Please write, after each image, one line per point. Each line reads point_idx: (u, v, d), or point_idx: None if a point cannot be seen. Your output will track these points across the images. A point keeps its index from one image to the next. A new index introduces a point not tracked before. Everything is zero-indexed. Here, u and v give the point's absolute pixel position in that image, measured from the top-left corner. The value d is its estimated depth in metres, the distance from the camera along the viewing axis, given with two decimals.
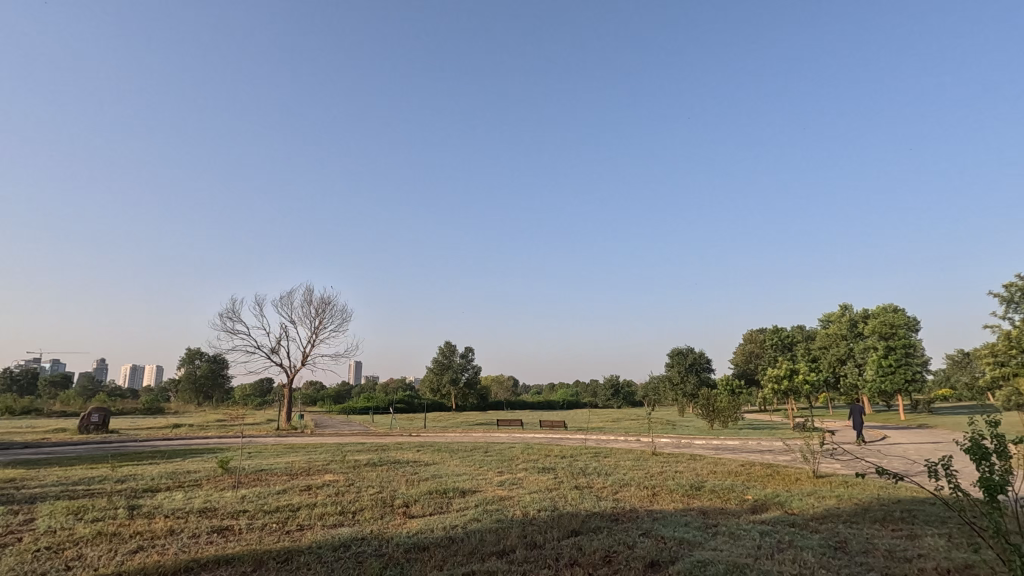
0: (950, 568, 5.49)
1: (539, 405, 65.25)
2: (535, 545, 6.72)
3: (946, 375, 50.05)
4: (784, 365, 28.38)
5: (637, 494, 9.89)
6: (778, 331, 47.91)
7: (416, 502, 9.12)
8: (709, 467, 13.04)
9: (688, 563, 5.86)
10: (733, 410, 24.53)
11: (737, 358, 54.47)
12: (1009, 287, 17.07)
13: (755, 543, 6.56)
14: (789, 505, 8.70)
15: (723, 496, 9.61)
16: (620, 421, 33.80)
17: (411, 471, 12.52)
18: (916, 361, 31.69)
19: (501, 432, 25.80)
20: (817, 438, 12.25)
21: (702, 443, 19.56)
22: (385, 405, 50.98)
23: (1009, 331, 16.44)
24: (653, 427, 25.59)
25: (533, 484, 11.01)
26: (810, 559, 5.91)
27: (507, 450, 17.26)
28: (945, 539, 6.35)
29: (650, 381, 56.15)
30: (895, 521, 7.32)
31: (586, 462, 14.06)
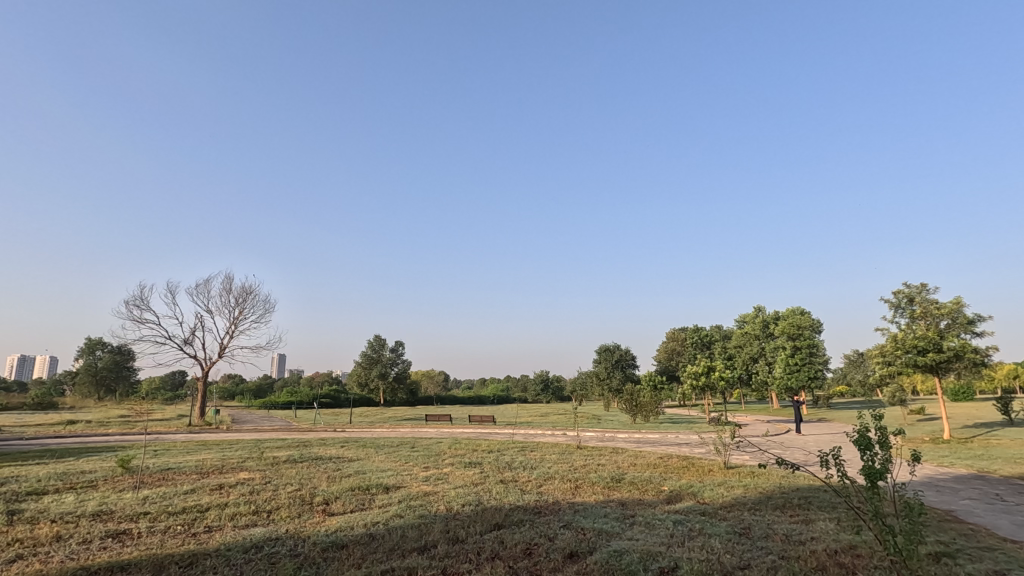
0: (836, 548, 6.00)
1: (470, 400, 65.36)
2: (457, 540, 6.71)
3: (843, 373, 54.70)
4: (702, 362, 29.94)
5: (560, 487, 10.13)
6: (698, 330, 50.62)
7: (337, 500, 8.84)
8: (630, 460, 13.52)
9: (605, 553, 6.04)
10: (654, 405, 25.56)
11: (660, 355, 56.99)
12: (897, 294, 18.77)
13: (668, 532, 6.88)
14: (700, 495, 9.21)
15: (642, 488, 10.00)
16: (549, 416, 34.53)
17: (334, 468, 12.14)
18: (817, 360, 34.31)
19: (428, 427, 25.48)
20: (728, 431, 12.98)
21: (624, 436, 20.32)
22: (309, 400, 49.22)
23: (895, 334, 18.12)
24: (580, 422, 26.32)
25: (459, 479, 10.99)
26: (717, 545, 6.26)
27: (434, 445, 17.15)
28: (834, 522, 6.94)
29: (579, 377, 57.47)
30: (793, 508, 7.91)
31: (512, 457, 14.21)
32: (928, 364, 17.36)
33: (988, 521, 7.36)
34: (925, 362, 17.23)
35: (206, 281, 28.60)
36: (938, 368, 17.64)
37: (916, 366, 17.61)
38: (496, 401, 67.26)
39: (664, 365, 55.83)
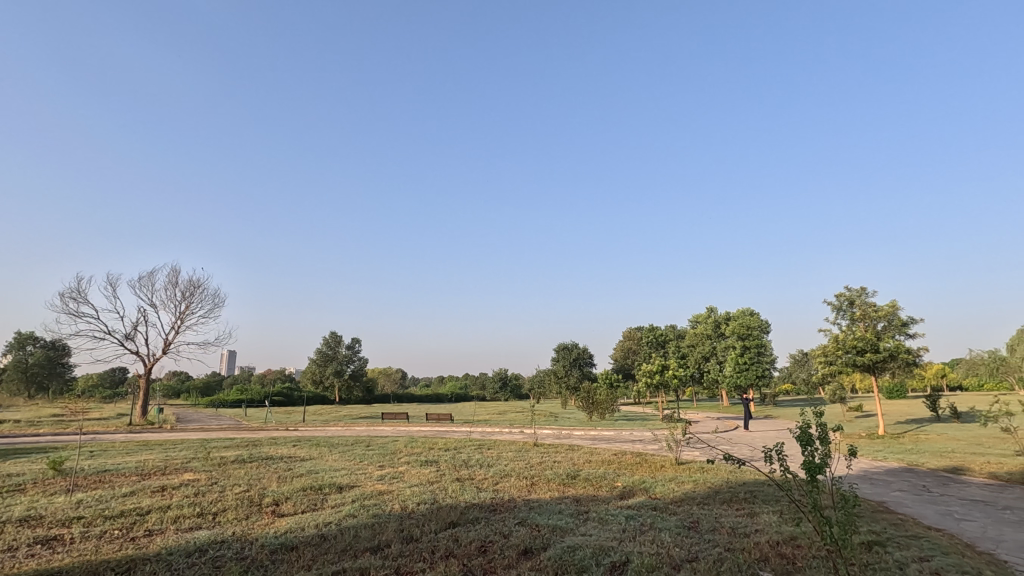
0: (779, 540, 6.27)
1: (427, 398, 64.81)
2: (411, 539, 6.65)
3: (788, 372, 57.14)
4: (656, 360, 30.63)
5: (516, 485, 10.18)
6: (653, 330, 51.79)
7: (287, 500, 8.60)
8: (585, 457, 13.72)
9: (558, 549, 6.11)
10: (610, 402, 25.98)
11: (616, 354, 58.04)
12: (839, 296, 19.72)
13: (620, 527, 7.03)
14: (652, 491, 9.44)
15: (596, 484, 10.17)
16: (507, 414, 34.63)
17: (285, 468, 11.81)
18: (765, 359, 35.54)
19: (385, 426, 25.13)
20: (679, 428, 13.36)
21: (580, 434, 20.59)
22: (260, 398, 47.68)
23: (836, 335, 19.03)
24: (537, 420, 26.48)
25: (415, 478, 10.89)
26: (666, 539, 6.44)
27: (390, 444, 16.90)
28: (777, 515, 7.24)
29: (537, 375, 57.89)
30: (739, 501, 8.22)
31: (469, 455, 14.16)
32: (865, 364, 18.34)
33: (915, 510, 7.85)
34: (863, 361, 18.20)
35: (150, 273, 27.29)
36: (875, 368, 18.65)
37: (854, 365, 18.57)
38: (454, 399, 66.94)
39: (620, 363, 56.89)
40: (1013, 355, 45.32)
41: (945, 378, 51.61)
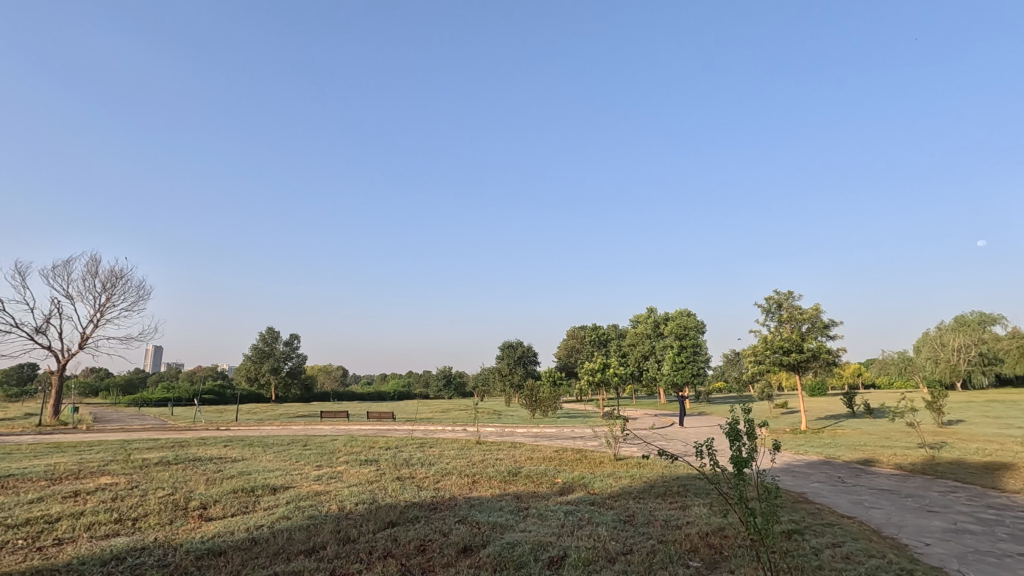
0: (708, 531, 6.58)
1: (369, 396, 63.50)
2: (348, 540, 6.50)
3: (721, 370, 59.88)
4: (598, 359, 31.30)
5: (458, 482, 10.16)
6: (596, 329, 52.93)
7: (215, 503, 8.21)
8: (527, 454, 13.86)
9: (497, 546, 6.15)
10: (553, 400, 26.35)
11: (560, 352, 58.93)
12: (768, 299, 20.83)
13: (559, 522, 7.16)
14: (591, 486, 9.67)
15: (537, 481, 10.30)
16: (450, 412, 34.44)
17: (215, 469, 11.26)
18: (700, 359, 37.05)
19: (323, 424, 24.42)
20: (618, 424, 13.73)
21: (523, 431, 20.76)
22: (189, 397, 45.22)
23: (765, 336, 20.09)
24: (480, 418, 26.46)
25: (353, 477, 10.66)
26: (603, 533, 6.62)
27: (328, 443, 16.44)
28: (707, 507, 7.59)
29: (481, 373, 57.87)
30: (672, 495, 8.55)
31: (410, 453, 13.99)
32: (791, 363, 19.47)
33: (831, 500, 8.43)
34: (789, 361, 19.32)
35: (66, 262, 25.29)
36: (799, 367, 19.84)
37: (781, 364, 19.68)
38: (396, 397, 65.86)
39: (563, 362, 57.75)
40: (918, 356, 49.46)
41: (860, 377, 55.71)
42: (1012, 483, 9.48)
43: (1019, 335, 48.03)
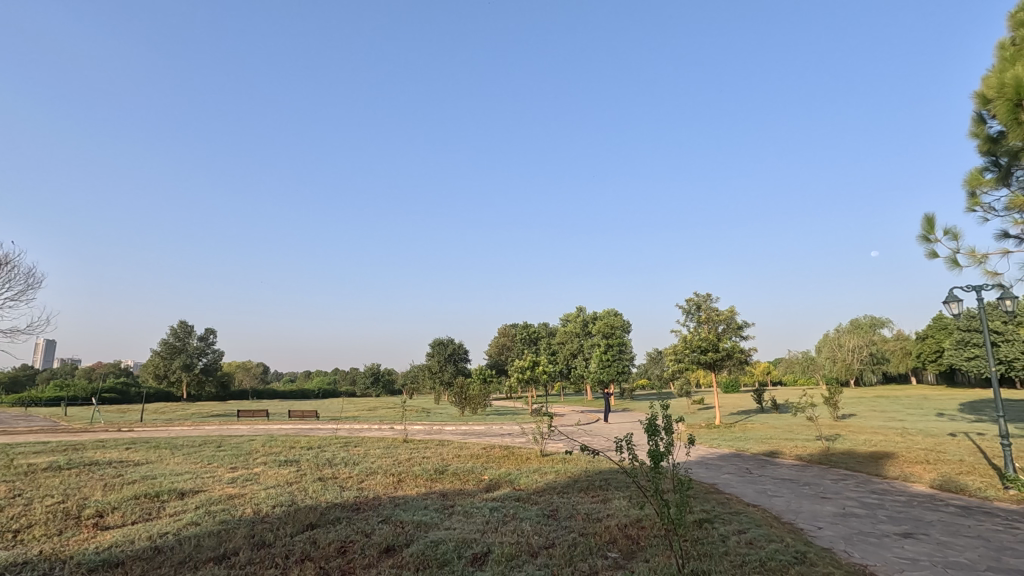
0: (627, 522, 6.86)
1: (291, 394, 60.88)
2: (263, 545, 6.21)
3: (644, 368, 62.40)
4: (528, 357, 31.70)
5: (382, 482, 9.97)
6: (527, 326, 53.52)
7: (114, 510, 7.59)
8: (455, 452, 13.80)
9: (421, 544, 6.10)
10: (482, 397, 26.40)
11: (491, 350, 59.18)
12: (689, 301, 21.92)
13: (484, 519, 7.20)
14: (517, 482, 9.80)
15: (463, 478, 10.30)
16: (377, 410, 33.63)
17: (114, 473, 10.39)
18: (625, 357, 38.43)
19: (240, 424, 23.12)
20: (545, 421, 13.96)
21: (451, 429, 20.64)
22: (86, 395, 41.39)
23: (684, 336, 21.11)
24: (408, 416, 26.02)
25: (271, 479, 10.19)
26: (527, 528, 6.73)
27: (245, 444, 15.61)
28: (626, 500, 7.91)
29: (411, 371, 57.01)
30: (594, 489, 8.83)
31: (333, 453, 13.56)
32: (707, 362, 20.59)
33: (738, 490, 9.02)
34: (706, 360, 20.41)
35: None
36: (715, 366, 21.00)
37: (698, 363, 20.76)
38: (321, 395, 63.55)
39: (494, 359, 58.01)
40: (819, 355, 53.85)
41: (769, 375, 60.01)
42: (893, 470, 10.56)
43: (902, 338, 53.42)
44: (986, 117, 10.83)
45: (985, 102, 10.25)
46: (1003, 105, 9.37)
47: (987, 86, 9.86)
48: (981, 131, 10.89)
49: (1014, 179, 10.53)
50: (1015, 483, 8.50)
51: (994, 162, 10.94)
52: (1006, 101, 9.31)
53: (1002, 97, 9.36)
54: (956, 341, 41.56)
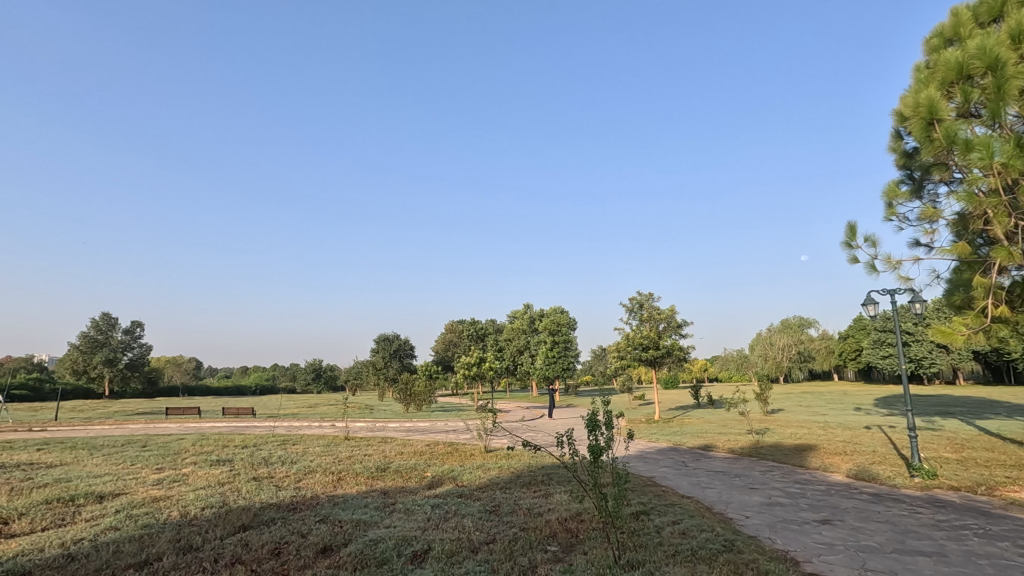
0: (567, 516, 6.98)
1: (226, 391, 58.20)
2: (190, 549, 5.91)
3: (589, 364, 63.65)
4: (475, 353, 31.67)
5: (322, 481, 9.71)
6: (475, 323, 53.42)
7: (21, 517, 7.02)
8: (398, 449, 13.61)
9: (360, 543, 5.99)
10: (427, 394, 26.13)
11: (437, 346, 58.72)
12: (632, 300, 22.53)
13: (426, 516, 7.15)
14: (460, 478, 9.78)
15: (405, 475, 10.18)
16: (318, 407, 32.70)
17: (22, 477, 9.60)
18: (570, 354, 39.09)
19: (168, 423, 21.90)
20: (489, 417, 13.98)
21: (395, 426, 20.33)
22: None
23: (628, 333, 21.68)
24: (350, 413, 25.45)
25: (202, 479, 9.72)
26: (468, 524, 6.73)
27: (174, 443, 14.79)
28: (567, 494, 8.05)
29: (354, 366, 55.80)
30: (537, 484, 8.94)
31: (270, 452, 13.08)
32: (648, 359, 21.22)
33: (674, 483, 9.37)
34: (647, 357, 21.03)
35: None
36: (655, 363, 21.68)
37: (640, 360, 21.36)
38: (258, 392, 61.12)
39: (440, 356, 57.60)
40: (752, 353, 56.60)
41: (706, 371, 62.55)
42: (815, 461, 11.24)
43: (827, 337, 56.91)
44: (903, 134, 11.69)
45: (902, 120, 11.07)
46: (918, 123, 10.13)
47: (905, 105, 10.64)
48: (899, 146, 11.75)
49: (925, 192, 11.43)
50: (920, 472, 9.24)
51: (908, 176, 11.83)
52: (921, 119, 10.09)
53: (917, 116, 10.12)
54: (874, 340, 44.69)
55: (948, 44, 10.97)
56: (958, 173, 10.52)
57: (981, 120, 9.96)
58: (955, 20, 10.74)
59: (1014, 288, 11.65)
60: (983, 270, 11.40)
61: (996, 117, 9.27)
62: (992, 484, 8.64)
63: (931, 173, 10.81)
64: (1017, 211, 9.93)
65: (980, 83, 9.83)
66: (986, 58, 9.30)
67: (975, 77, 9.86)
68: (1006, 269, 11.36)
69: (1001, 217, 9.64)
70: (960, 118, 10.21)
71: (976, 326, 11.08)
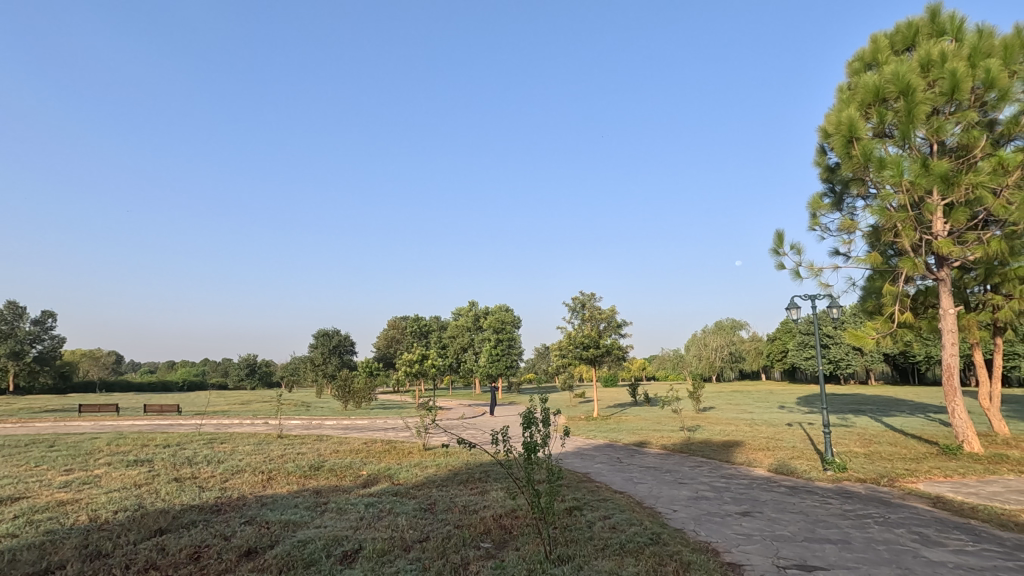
0: (501, 512, 7.04)
1: (149, 387, 54.72)
2: (98, 556, 5.52)
3: (532, 362, 64.27)
4: (417, 350, 31.24)
5: (250, 480, 9.33)
6: (419, 319, 52.82)
7: None
8: (333, 447, 13.24)
9: (287, 545, 5.78)
10: (367, 391, 25.43)
11: (379, 342, 57.65)
12: (575, 299, 22.91)
13: (358, 515, 6.99)
14: (396, 476, 9.65)
15: (340, 474, 9.91)
16: (251, 404, 31.30)
17: None
18: (514, 351, 39.32)
19: (81, 421, 20.30)
20: (428, 415, 13.83)
21: (332, 424, 19.79)
22: None
23: (570, 332, 22.00)
24: (285, 410, 24.51)
25: (117, 481, 9.10)
26: (402, 523, 6.64)
27: (87, 442, 13.74)
28: (503, 491, 8.12)
29: (292, 362, 54.00)
30: (474, 481, 8.96)
31: (195, 451, 12.40)
32: (588, 358, 21.62)
33: (609, 479, 9.62)
34: (587, 356, 21.43)
35: None
36: (596, 361, 22.10)
37: (580, 359, 21.74)
38: (185, 388, 57.84)
39: (382, 352, 56.59)
40: (687, 353, 58.89)
41: (644, 370, 64.49)
42: (740, 457, 11.84)
43: (756, 338, 60.00)
44: (827, 149, 12.48)
45: (826, 136, 11.80)
46: (839, 140, 10.80)
47: (828, 123, 11.35)
48: (822, 161, 12.54)
49: (845, 205, 12.27)
50: (832, 465, 9.90)
51: (830, 190, 12.64)
52: (842, 136, 10.77)
53: (838, 133, 10.81)
54: (798, 342, 47.51)
55: (867, 69, 11.79)
56: (872, 189, 11.35)
57: (893, 141, 10.80)
58: (873, 47, 11.56)
59: (918, 296, 12.69)
60: (892, 279, 12.36)
61: (906, 138, 10.08)
62: (893, 475, 9.40)
63: (850, 188, 11.61)
64: (921, 225, 10.83)
65: (893, 107, 10.65)
66: (899, 83, 10.07)
67: (890, 100, 10.65)
68: (911, 279, 12.36)
69: (908, 231, 10.49)
70: (875, 137, 11.02)
71: (884, 330, 12.01)
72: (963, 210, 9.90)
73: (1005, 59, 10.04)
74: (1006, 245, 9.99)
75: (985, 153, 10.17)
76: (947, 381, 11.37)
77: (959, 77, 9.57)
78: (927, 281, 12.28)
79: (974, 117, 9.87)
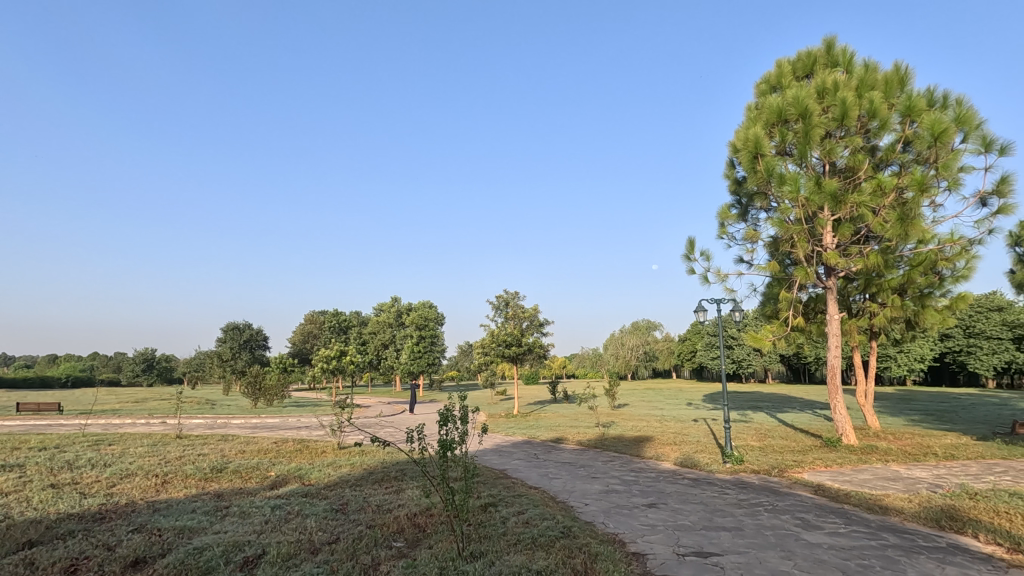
0: (414, 511, 6.95)
1: (25, 384, 48.97)
2: None
3: (455, 360, 64.04)
4: (336, 346, 30.10)
5: (143, 485, 8.62)
6: (338, 314, 51.06)
7: None
8: (239, 447, 12.49)
9: (180, 553, 5.39)
10: (280, 389, 24.14)
11: (294, 337, 55.10)
12: (500, 298, 23.02)
13: (263, 518, 6.64)
14: (307, 477, 9.27)
15: (246, 476, 9.39)
16: (147, 402, 28.81)
17: None
18: (436, 348, 39.04)
19: None
20: (344, 413, 13.36)
21: (239, 423, 18.65)
22: None
23: (493, 329, 22.07)
24: (186, 409, 22.81)
25: None
26: (310, 525, 6.38)
27: None
28: (418, 489, 8.02)
29: (197, 358, 50.41)
30: (390, 480, 8.78)
31: (79, 454, 11.25)
32: (510, 356, 21.79)
33: (525, 475, 9.78)
34: (509, 354, 21.59)
35: None
36: (517, 359, 22.30)
37: (502, 357, 21.90)
38: (69, 385, 52.38)
39: (297, 348, 54.11)
40: (606, 352, 61.00)
41: (564, 369, 66.06)
42: (649, 452, 12.43)
43: (669, 339, 63.23)
44: (735, 163, 13.36)
45: (734, 151, 12.62)
46: (746, 155, 11.59)
47: (737, 138, 12.14)
48: (731, 174, 13.41)
49: (749, 217, 13.20)
50: (731, 458, 10.64)
51: (737, 202, 13.55)
52: (748, 152, 11.55)
53: (746, 149, 11.59)
54: (706, 343, 50.59)
55: (772, 91, 12.73)
56: (773, 202, 12.28)
57: (792, 159, 11.74)
58: (778, 71, 12.52)
59: (810, 302, 13.88)
60: (788, 286, 13.47)
61: (803, 157, 11.00)
62: (783, 466, 10.24)
63: (755, 201, 12.48)
64: (813, 238, 11.86)
65: (793, 128, 11.57)
66: (798, 107, 10.97)
67: (790, 122, 11.57)
68: (804, 287, 13.51)
69: (802, 242, 11.45)
70: (777, 155, 11.93)
71: (779, 333, 13.08)
72: (848, 226, 10.96)
73: (886, 92, 11.19)
74: (881, 259, 11.17)
75: (867, 175, 11.31)
76: (831, 380, 12.54)
77: (848, 105, 10.58)
78: (817, 289, 13.46)
79: (859, 142, 10.97)
